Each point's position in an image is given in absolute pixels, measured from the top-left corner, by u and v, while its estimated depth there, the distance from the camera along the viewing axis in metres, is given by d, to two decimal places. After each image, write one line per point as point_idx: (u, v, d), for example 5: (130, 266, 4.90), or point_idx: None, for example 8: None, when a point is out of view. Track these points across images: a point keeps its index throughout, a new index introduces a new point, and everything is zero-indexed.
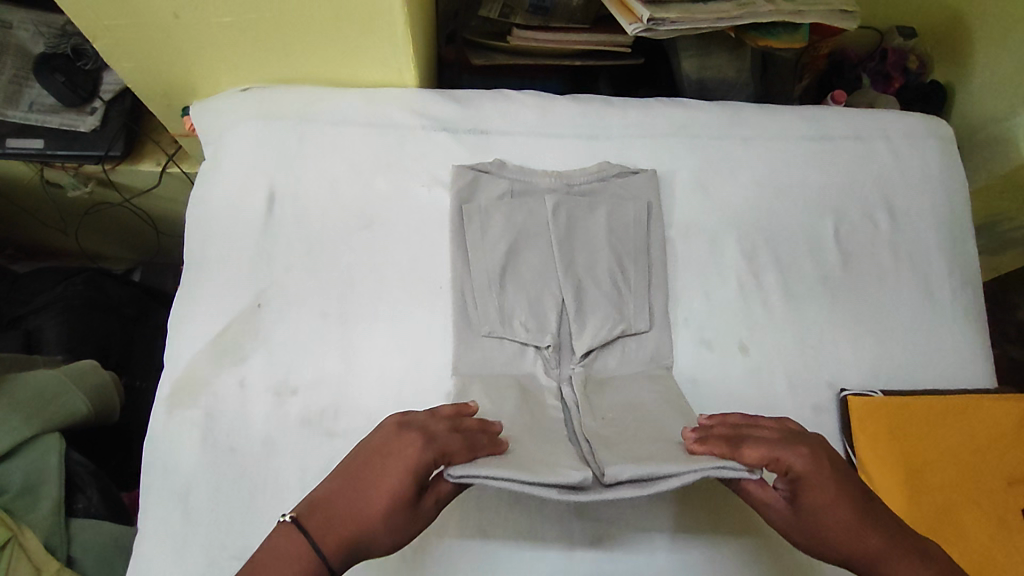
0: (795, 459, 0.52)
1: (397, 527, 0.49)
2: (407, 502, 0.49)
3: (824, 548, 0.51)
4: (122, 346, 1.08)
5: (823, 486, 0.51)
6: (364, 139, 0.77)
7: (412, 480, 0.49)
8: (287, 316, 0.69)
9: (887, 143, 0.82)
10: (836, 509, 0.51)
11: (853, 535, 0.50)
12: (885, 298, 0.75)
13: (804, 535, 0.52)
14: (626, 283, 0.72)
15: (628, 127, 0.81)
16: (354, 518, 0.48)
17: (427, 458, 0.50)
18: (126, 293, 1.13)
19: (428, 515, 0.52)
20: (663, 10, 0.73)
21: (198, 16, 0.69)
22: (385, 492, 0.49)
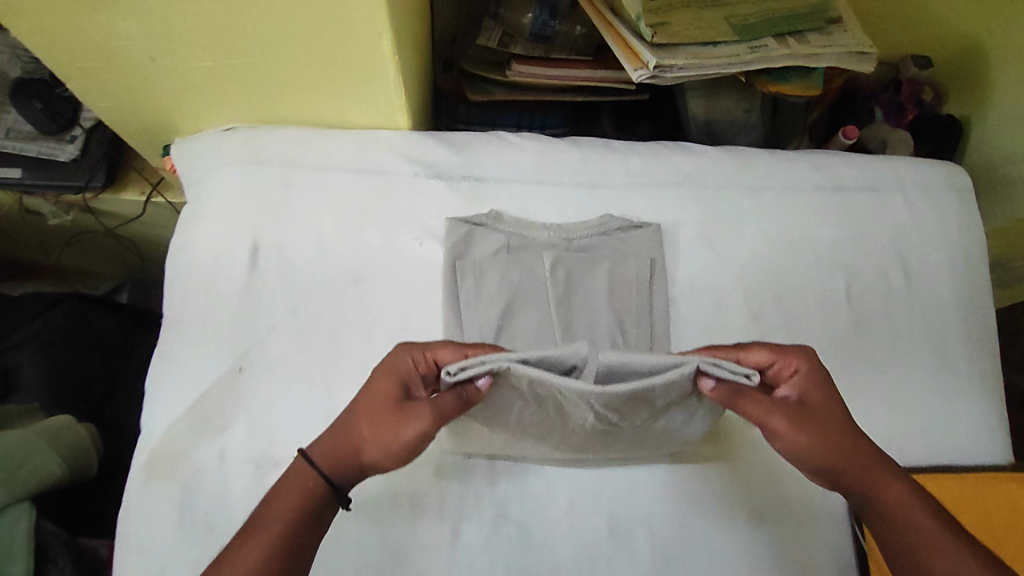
0: (790, 362, 0.57)
1: (383, 425, 0.52)
2: (392, 404, 0.53)
3: (819, 446, 0.53)
4: (105, 381, 1.05)
5: (814, 388, 0.56)
6: (353, 187, 0.73)
7: (393, 384, 0.55)
8: (271, 381, 0.66)
9: (903, 195, 0.78)
10: (826, 410, 0.54)
11: (840, 432, 0.53)
12: (897, 362, 0.72)
13: (801, 437, 0.53)
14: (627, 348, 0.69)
15: (631, 175, 0.77)
16: (353, 428, 0.53)
17: (408, 363, 0.56)
18: (110, 321, 1.10)
19: (420, 423, 0.52)
20: (671, 56, 0.69)
21: (175, 60, 0.64)
22: (372, 399, 0.54)
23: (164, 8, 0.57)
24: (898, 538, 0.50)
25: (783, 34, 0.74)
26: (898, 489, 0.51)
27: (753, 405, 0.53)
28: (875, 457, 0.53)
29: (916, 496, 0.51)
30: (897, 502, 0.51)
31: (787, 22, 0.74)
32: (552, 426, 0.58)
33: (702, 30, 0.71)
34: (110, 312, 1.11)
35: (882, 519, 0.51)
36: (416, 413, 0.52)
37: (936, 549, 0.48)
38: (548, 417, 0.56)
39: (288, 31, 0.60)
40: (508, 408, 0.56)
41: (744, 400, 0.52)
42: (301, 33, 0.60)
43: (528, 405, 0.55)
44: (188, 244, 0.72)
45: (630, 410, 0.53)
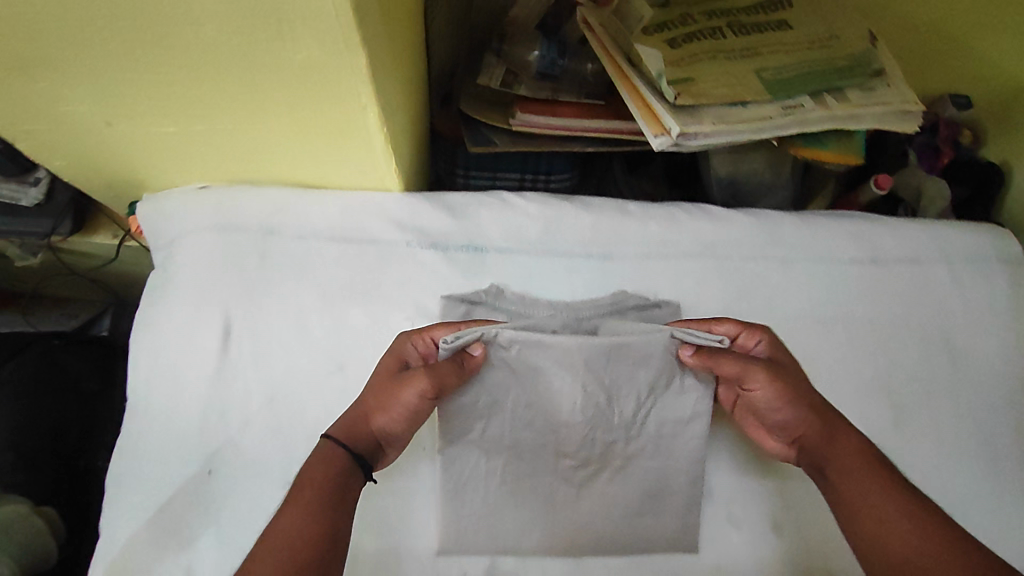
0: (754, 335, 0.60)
1: (387, 395, 0.56)
2: (392, 374, 0.57)
3: (790, 404, 0.56)
4: (81, 429, 0.91)
5: (779, 354, 0.59)
6: (338, 259, 0.66)
7: (396, 362, 0.58)
8: (245, 484, 0.60)
9: (947, 269, 0.71)
10: (790, 370, 0.57)
11: (806, 390, 0.56)
12: (945, 459, 0.64)
13: (773, 395, 0.56)
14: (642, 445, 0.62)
15: (647, 245, 0.69)
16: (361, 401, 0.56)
17: (409, 345, 0.59)
18: (82, 360, 0.96)
19: (413, 388, 0.55)
20: (695, 122, 0.62)
21: (134, 125, 0.57)
22: (378, 374, 0.58)
23: (116, 76, 0.50)
24: (850, 487, 0.52)
25: (822, 91, 0.65)
26: (852, 440, 0.54)
27: (731, 362, 0.56)
28: (833, 413, 0.56)
29: (870, 451, 0.53)
30: (854, 454, 0.53)
31: (827, 78, 0.66)
32: (545, 422, 0.60)
33: (732, 88, 0.64)
34: (87, 350, 0.98)
35: (836, 471, 0.53)
36: (410, 378, 0.55)
37: (884, 495, 0.50)
38: (540, 404, 0.59)
39: (258, 104, 0.52)
40: (500, 402, 0.59)
41: (725, 359, 0.56)
42: (274, 105, 0.52)
43: (523, 389, 0.59)
44: (155, 321, 0.65)
45: (611, 379, 0.58)
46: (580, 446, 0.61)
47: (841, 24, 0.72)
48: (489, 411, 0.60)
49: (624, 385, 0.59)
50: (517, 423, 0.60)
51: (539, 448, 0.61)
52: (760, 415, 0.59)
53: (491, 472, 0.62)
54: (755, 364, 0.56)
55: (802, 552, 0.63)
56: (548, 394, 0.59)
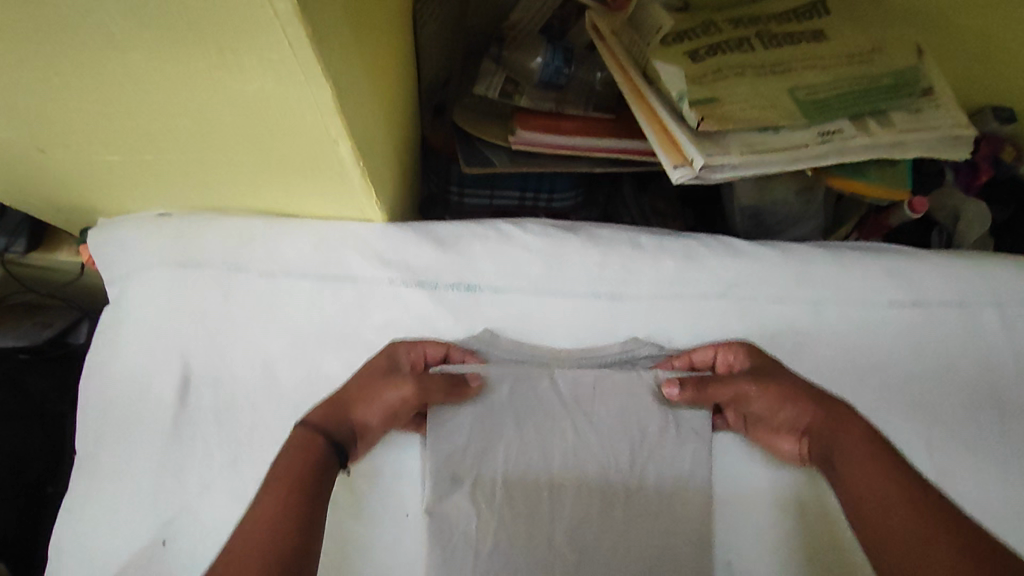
0: (738, 347, 0.57)
1: (372, 392, 0.52)
2: (382, 373, 0.54)
3: (792, 411, 0.53)
4: (44, 457, 0.85)
5: (767, 360, 0.56)
6: (313, 299, 0.59)
7: (383, 359, 0.55)
8: (199, 559, 0.52)
9: (998, 312, 0.63)
10: (784, 373, 0.54)
11: (802, 390, 0.53)
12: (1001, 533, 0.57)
13: (770, 404, 0.53)
14: (647, 513, 0.55)
15: (661, 285, 0.62)
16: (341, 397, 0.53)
17: (407, 344, 0.56)
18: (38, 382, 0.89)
19: (401, 395, 0.52)
20: (722, 152, 0.55)
21: (75, 153, 0.50)
22: (363, 369, 0.54)
23: (39, 103, 0.43)
24: (858, 472, 0.48)
25: (864, 114, 0.59)
26: (853, 432, 0.50)
27: (723, 384, 0.54)
28: (836, 405, 0.52)
29: (875, 439, 0.49)
30: (856, 447, 0.49)
31: (869, 98, 0.60)
32: (541, 471, 0.55)
33: (761, 110, 0.58)
34: (50, 367, 0.90)
35: (842, 466, 0.49)
36: (402, 383, 0.52)
37: (890, 483, 0.46)
38: (533, 450, 0.55)
39: (210, 132, 0.45)
40: (491, 451, 0.54)
41: (715, 386, 0.54)
42: (228, 133, 0.45)
43: (514, 433, 0.55)
44: (107, 365, 0.58)
45: (603, 421, 0.56)
46: (579, 500, 0.55)
47: (883, 36, 0.64)
48: (480, 461, 0.54)
49: (622, 432, 0.56)
50: (511, 474, 0.54)
51: (534, 507, 0.54)
52: (765, 423, 0.55)
53: (484, 531, 0.54)
54: (739, 378, 0.54)
55: None
56: (539, 437, 0.55)
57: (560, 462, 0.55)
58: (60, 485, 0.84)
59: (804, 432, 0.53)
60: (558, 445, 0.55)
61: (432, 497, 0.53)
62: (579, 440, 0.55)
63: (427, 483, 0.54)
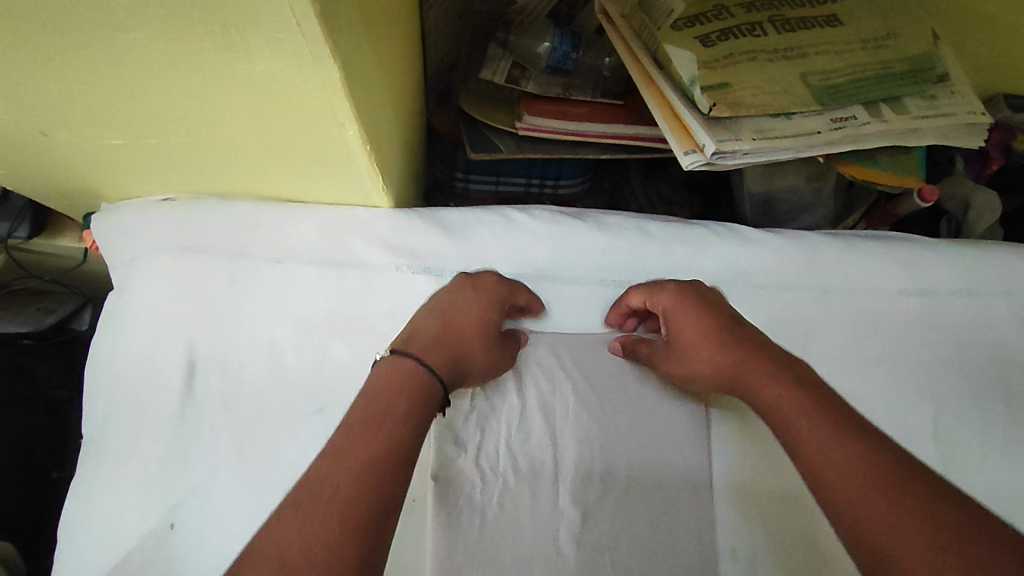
0: (657, 295, 0.56)
1: (490, 351, 0.53)
2: (489, 326, 0.53)
3: (706, 377, 0.53)
4: (52, 441, 0.85)
5: (680, 315, 0.54)
6: (317, 284, 0.58)
7: (497, 311, 0.54)
8: (206, 542, 0.52)
9: (1010, 301, 0.63)
10: (697, 333, 0.53)
11: (712, 349, 0.52)
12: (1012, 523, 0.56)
13: (685, 374, 0.54)
14: (653, 489, 0.55)
15: (669, 271, 0.61)
16: (450, 341, 0.51)
17: (507, 287, 0.55)
18: (46, 367, 0.88)
19: (505, 363, 0.55)
20: (734, 138, 0.54)
21: (77, 135, 0.49)
22: (467, 312, 0.53)
23: (43, 88, 0.42)
24: (784, 431, 0.45)
25: (877, 101, 0.59)
26: (768, 385, 0.48)
27: (640, 355, 0.57)
28: (752, 356, 0.50)
29: (795, 386, 0.47)
30: (772, 397, 0.47)
31: (884, 84, 0.59)
32: (542, 439, 0.55)
33: (773, 96, 0.57)
34: (50, 352, 0.90)
35: (773, 421, 0.46)
36: (508, 350, 0.55)
37: (820, 432, 0.43)
38: (535, 411, 0.56)
39: (216, 116, 0.45)
40: (497, 415, 0.55)
41: (639, 350, 0.57)
42: (234, 116, 0.45)
43: (515, 393, 0.56)
44: (112, 349, 0.57)
45: (606, 378, 0.57)
46: (583, 468, 0.54)
47: (900, 22, 0.63)
48: (483, 427, 0.55)
49: (619, 395, 0.57)
50: (513, 440, 0.55)
51: (538, 474, 0.54)
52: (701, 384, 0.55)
53: (489, 500, 0.53)
54: (659, 352, 0.56)
55: None
56: (541, 403, 0.56)
57: (562, 426, 0.55)
58: (66, 470, 0.84)
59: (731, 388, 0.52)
60: (561, 407, 0.56)
61: (438, 463, 0.53)
62: (580, 402, 0.56)
63: (432, 449, 0.53)
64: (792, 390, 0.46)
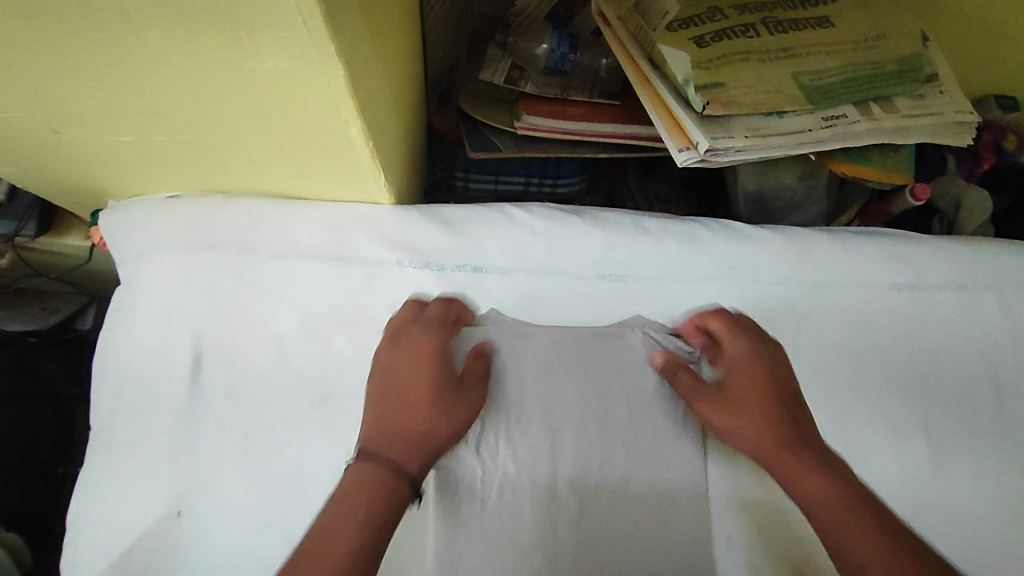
0: (732, 339, 0.56)
1: (448, 408, 0.51)
2: (440, 385, 0.52)
3: (747, 429, 0.51)
4: (57, 438, 0.87)
5: (743, 368, 0.54)
6: (321, 280, 0.60)
7: (434, 370, 0.52)
8: (212, 530, 0.54)
9: (998, 295, 0.64)
10: (755, 392, 0.53)
11: (763, 412, 0.52)
12: (993, 510, 0.58)
13: (725, 420, 0.53)
14: (649, 476, 0.55)
15: (664, 266, 0.63)
16: (405, 424, 0.49)
17: (442, 337, 0.54)
18: (55, 365, 0.90)
19: (476, 396, 0.53)
20: (727, 136, 0.56)
21: (87, 133, 0.51)
22: (412, 387, 0.51)
23: (56, 85, 0.44)
24: (822, 518, 0.46)
25: (868, 100, 0.60)
26: (811, 471, 0.48)
27: (682, 380, 0.55)
28: (799, 440, 0.50)
29: (838, 482, 0.47)
30: (809, 485, 0.47)
31: (874, 84, 0.61)
32: (542, 429, 0.55)
33: (766, 94, 0.58)
34: (56, 351, 0.91)
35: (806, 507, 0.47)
36: (472, 387, 0.53)
37: (862, 536, 0.44)
38: (533, 398, 0.56)
39: (222, 112, 0.46)
40: (494, 402, 0.56)
41: (681, 375, 0.55)
42: (241, 114, 0.46)
43: (512, 383, 0.57)
44: (120, 343, 0.59)
45: (603, 366, 0.58)
46: (580, 453, 0.55)
47: (890, 24, 0.65)
48: (483, 417, 0.55)
49: (618, 383, 0.57)
50: (513, 430, 0.55)
51: (536, 460, 0.54)
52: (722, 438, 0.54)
53: (490, 487, 0.54)
54: (702, 389, 0.54)
55: None
56: (538, 391, 0.56)
57: (562, 415, 0.56)
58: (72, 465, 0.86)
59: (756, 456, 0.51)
60: (557, 394, 0.56)
61: None
62: (578, 390, 0.56)
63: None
64: (839, 488, 0.47)
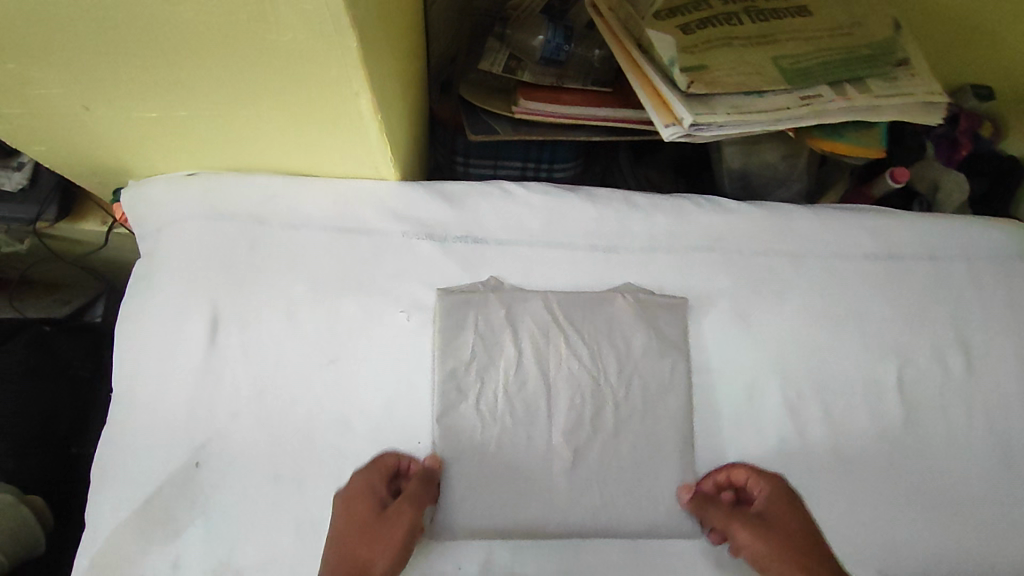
0: (763, 482, 0.59)
1: (375, 540, 0.54)
2: (371, 517, 0.55)
3: (782, 565, 0.53)
4: (72, 418, 0.90)
5: (781, 510, 0.57)
6: (329, 248, 0.64)
7: (365, 507, 0.55)
8: (229, 479, 0.58)
9: (968, 264, 0.68)
10: (790, 535, 0.55)
11: (795, 551, 0.54)
12: (948, 463, 0.64)
13: (761, 553, 0.54)
14: (635, 430, 0.60)
15: (653, 237, 0.67)
16: (351, 554, 0.53)
17: (373, 479, 0.56)
18: (77, 348, 0.94)
19: (406, 519, 0.55)
20: (709, 112, 0.60)
21: (115, 110, 0.55)
22: (344, 529, 0.55)
23: (91, 61, 0.48)
24: None
25: (843, 81, 0.64)
26: None
27: (714, 514, 0.58)
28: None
29: None
30: None
31: (848, 66, 0.65)
32: (537, 385, 0.60)
33: (747, 75, 0.62)
34: (76, 336, 0.96)
35: None
36: (399, 513, 0.55)
37: None
38: (528, 363, 0.61)
39: (242, 86, 0.50)
40: (494, 364, 0.61)
41: (713, 510, 0.58)
42: (260, 88, 0.50)
43: (508, 346, 0.61)
44: (140, 310, 0.63)
45: (594, 328, 0.62)
46: (573, 411, 0.60)
47: (863, 12, 0.69)
48: (482, 375, 0.60)
49: (607, 343, 0.62)
50: (511, 386, 0.60)
51: (530, 417, 0.60)
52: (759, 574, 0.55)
53: (488, 438, 0.59)
54: (739, 520, 0.56)
55: None
56: (533, 353, 0.61)
57: (555, 373, 0.61)
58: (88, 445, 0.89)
59: None
60: (552, 355, 0.61)
61: (441, 409, 0.59)
62: (572, 354, 0.61)
63: (436, 394, 0.60)
64: None
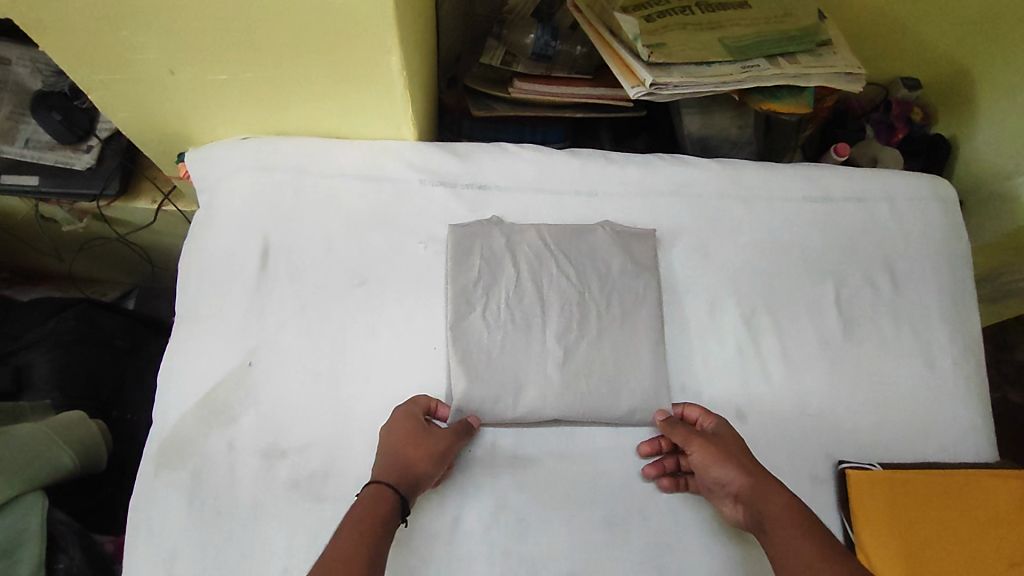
0: (710, 417, 0.69)
1: (423, 449, 0.63)
2: (415, 432, 0.65)
3: (726, 468, 0.64)
4: (113, 383, 1.01)
5: (727, 431, 0.68)
6: (361, 193, 0.77)
7: (411, 424, 0.65)
8: (276, 376, 0.70)
9: (890, 206, 0.82)
10: (734, 447, 0.66)
11: (738, 459, 0.64)
12: (880, 365, 0.76)
13: (709, 458, 0.65)
14: (611, 332, 0.73)
15: (628, 184, 0.80)
16: (405, 455, 0.63)
17: (414, 409, 0.67)
18: (119, 324, 1.06)
19: (447, 436, 0.65)
20: (665, 75, 0.75)
21: (194, 74, 0.69)
22: (394, 436, 0.65)
23: (186, 29, 0.61)
24: (782, 539, 0.57)
25: (776, 55, 0.79)
26: (779, 501, 0.60)
27: (677, 431, 0.67)
28: (769, 482, 0.62)
29: (795, 508, 0.59)
30: (774, 520, 0.59)
31: (780, 44, 0.80)
32: (532, 299, 0.73)
33: (698, 50, 0.78)
34: (120, 316, 1.08)
35: (769, 534, 0.59)
36: (442, 432, 0.65)
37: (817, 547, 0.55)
38: (527, 283, 0.74)
39: (298, 48, 0.64)
40: (499, 279, 0.74)
41: (676, 428, 0.68)
42: (312, 49, 0.64)
43: (509, 270, 0.74)
44: (203, 244, 0.75)
45: (577, 258, 0.75)
46: (563, 316, 0.73)
47: (793, 5, 0.85)
48: (488, 290, 0.73)
49: (591, 267, 0.75)
50: (511, 298, 0.73)
51: (528, 322, 0.73)
52: (707, 482, 0.66)
53: (493, 340, 0.72)
54: (695, 435, 0.67)
55: (764, 437, 0.72)
56: (528, 273, 0.74)
57: (548, 287, 0.74)
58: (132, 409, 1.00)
59: (734, 496, 0.64)
60: (545, 274, 0.74)
61: (454, 319, 0.72)
62: (561, 275, 0.74)
63: (450, 305, 0.73)
64: (798, 529, 0.57)
